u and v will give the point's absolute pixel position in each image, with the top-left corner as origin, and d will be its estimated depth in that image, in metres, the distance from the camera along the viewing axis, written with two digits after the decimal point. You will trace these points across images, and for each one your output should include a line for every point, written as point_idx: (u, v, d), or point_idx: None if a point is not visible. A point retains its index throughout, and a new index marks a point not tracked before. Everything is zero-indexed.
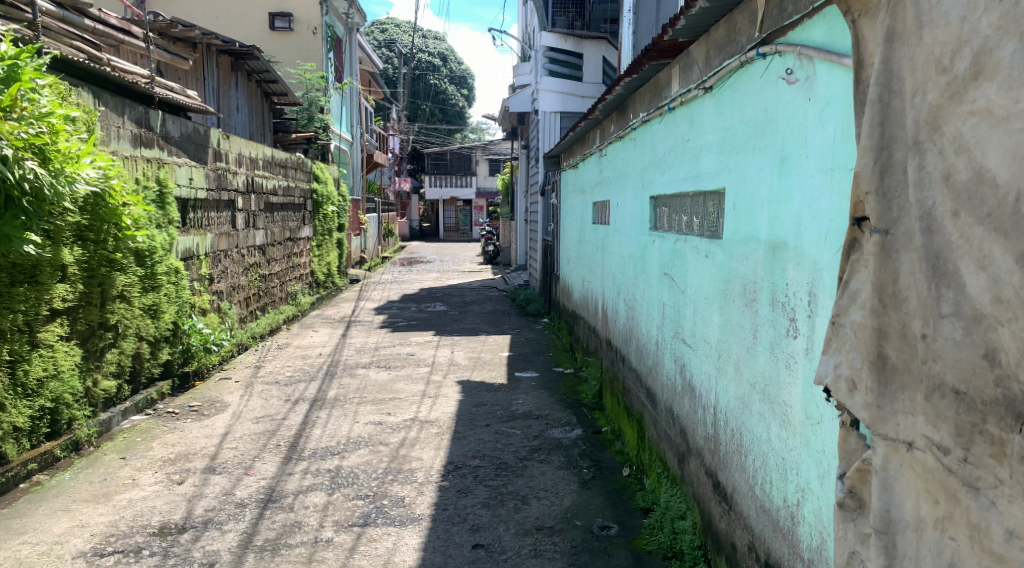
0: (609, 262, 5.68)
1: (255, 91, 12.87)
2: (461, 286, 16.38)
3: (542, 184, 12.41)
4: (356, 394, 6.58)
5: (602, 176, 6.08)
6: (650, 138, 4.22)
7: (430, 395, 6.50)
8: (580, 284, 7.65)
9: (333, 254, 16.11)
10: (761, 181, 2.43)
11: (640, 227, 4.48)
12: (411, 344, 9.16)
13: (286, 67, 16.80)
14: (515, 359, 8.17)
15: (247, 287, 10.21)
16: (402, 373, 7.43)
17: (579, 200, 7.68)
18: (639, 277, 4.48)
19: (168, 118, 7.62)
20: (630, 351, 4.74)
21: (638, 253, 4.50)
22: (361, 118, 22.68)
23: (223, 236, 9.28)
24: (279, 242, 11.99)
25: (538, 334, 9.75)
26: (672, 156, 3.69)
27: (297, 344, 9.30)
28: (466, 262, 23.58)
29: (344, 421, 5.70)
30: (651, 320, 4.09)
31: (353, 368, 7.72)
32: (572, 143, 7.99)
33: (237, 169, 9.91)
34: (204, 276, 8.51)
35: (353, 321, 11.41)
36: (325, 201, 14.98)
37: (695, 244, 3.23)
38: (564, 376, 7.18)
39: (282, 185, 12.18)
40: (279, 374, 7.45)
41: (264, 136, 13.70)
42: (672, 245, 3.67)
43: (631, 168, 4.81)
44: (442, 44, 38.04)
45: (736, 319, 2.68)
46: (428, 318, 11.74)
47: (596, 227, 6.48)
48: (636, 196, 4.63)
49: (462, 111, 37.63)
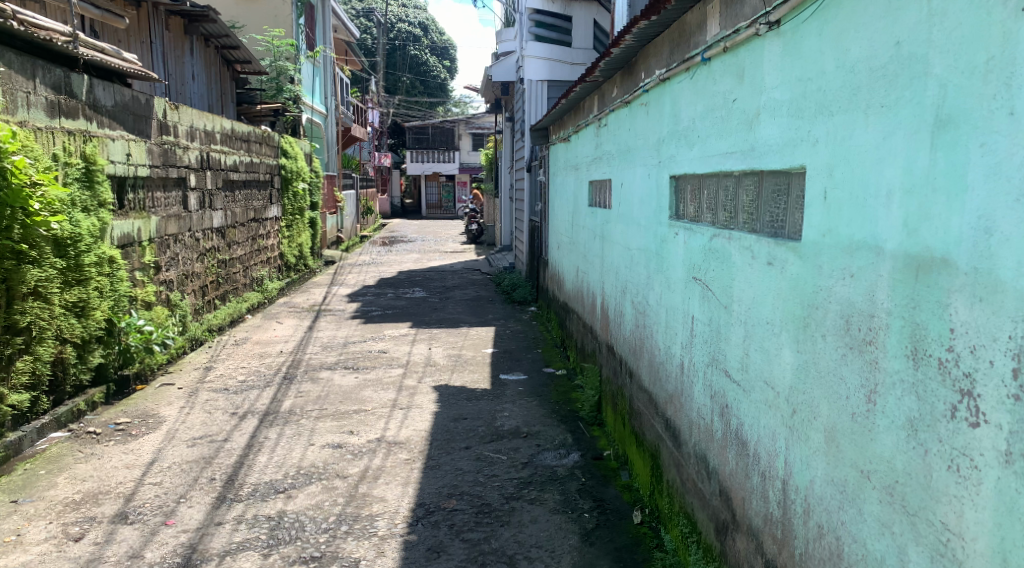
0: (610, 252, 4.81)
1: (213, 58, 11.77)
2: (441, 268, 15.43)
3: (528, 159, 11.48)
4: (315, 405, 5.68)
5: (601, 150, 5.18)
6: (670, 102, 3.33)
7: (402, 406, 5.62)
8: (573, 274, 6.77)
9: (305, 235, 15.10)
10: (884, 158, 1.57)
11: (654, 213, 3.62)
12: (383, 339, 8.25)
13: (252, 33, 15.61)
14: (499, 357, 7.33)
15: (202, 274, 9.25)
16: (371, 377, 6.54)
17: (573, 177, 6.76)
18: (652, 275, 3.62)
19: (97, 84, 6.57)
20: (639, 365, 3.89)
21: (652, 246, 3.64)
22: (335, 90, 21.54)
23: (171, 219, 8.28)
24: (241, 223, 11.01)
25: (524, 326, 8.87)
26: (705, 124, 2.81)
27: (257, 340, 8.35)
28: (448, 241, 22.57)
29: (298, 443, 4.81)
30: (671, 336, 3.24)
31: (315, 370, 6.81)
32: (563, 112, 7.05)
33: (189, 143, 8.87)
34: (147, 265, 7.53)
35: (322, 310, 10.46)
36: (295, 177, 13.94)
37: (744, 247, 2.37)
38: (555, 380, 6.32)
39: (243, 160, 11.17)
40: (230, 380, 6.54)
41: (226, 107, 12.64)
42: (705, 243, 2.80)
43: (641, 139, 3.92)
44: (422, 13, 36.63)
45: (823, 364, 1.83)
46: (404, 306, 10.82)
47: (593, 209, 5.59)
48: (648, 175, 3.75)
49: (444, 84, 36.46)
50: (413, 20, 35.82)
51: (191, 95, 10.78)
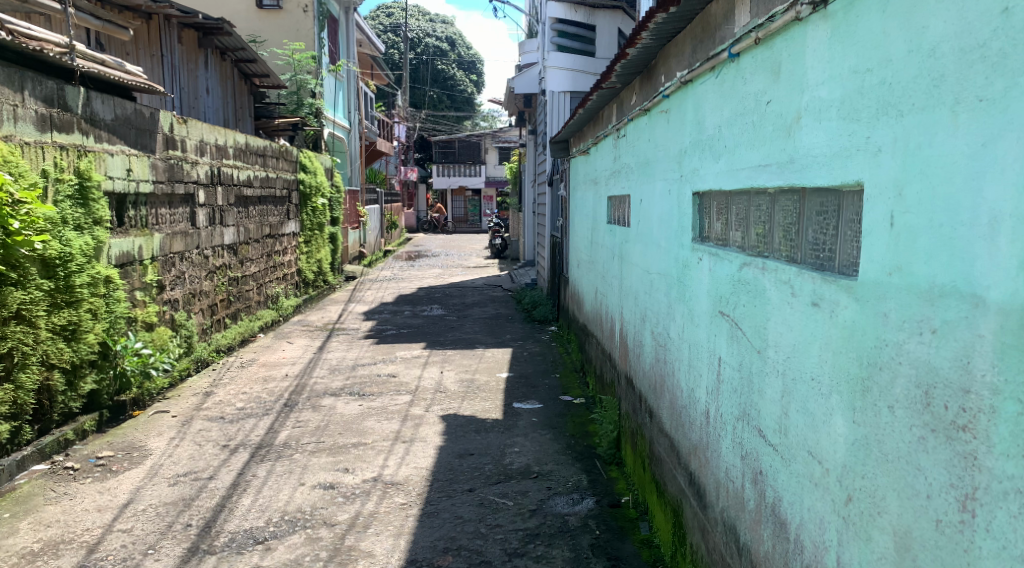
0: (629, 273, 4.36)
1: (229, 72, 11.59)
2: (462, 284, 15.06)
3: (550, 173, 11.06)
4: (313, 437, 5.31)
5: (620, 163, 4.74)
6: (692, 107, 2.89)
7: (405, 439, 5.21)
8: (592, 295, 6.30)
9: (324, 250, 14.86)
10: (985, 170, 1.16)
11: (674, 234, 3.17)
12: (394, 361, 7.87)
13: (273, 47, 15.50)
14: (514, 382, 6.91)
15: (211, 293, 8.99)
16: (376, 405, 6.14)
17: (592, 192, 6.31)
18: (673, 305, 3.18)
19: (96, 97, 6.31)
20: (660, 405, 3.43)
21: (672, 272, 3.20)
22: (359, 104, 21.40)
23: (178, 236, 8.02)
24: (255, 239, 10.77)
25: (543, 348, 8.42)
26: (732, 131, 2.37)
27: (264, 361, 8.03)
28: (472, 256, 22.22)
29: (287, 483, 4.42)
30: (695, 379, 2.79)
31: (318, 397, 6.44)
32: (582, 123, 6.62)
33: (198, 158, 8.63)
34: (149, 284, 7.24)
35: (335, 329, 10.14)
36: (313, 192, 13.70)
37: (781, 280, 1.92)
38: (573, 410, 5.87)
39: (258, 175, 10.94)
40: (228, 406, 6.19)
41: (243, 122, 12.46)
42: (733, 272, 2.36)
43: (662, 150, 3.48)
44: (449, 28, 36.60)
45: (891, 444, 1.38)
46: (420, 325, 10.44)
47: (611, 227, 5.15)
48: (669, 191, 3.31)
49: (470, 98, 36.32)
50: (439, 35, 35.80)
51: (205, 110, 10.59)
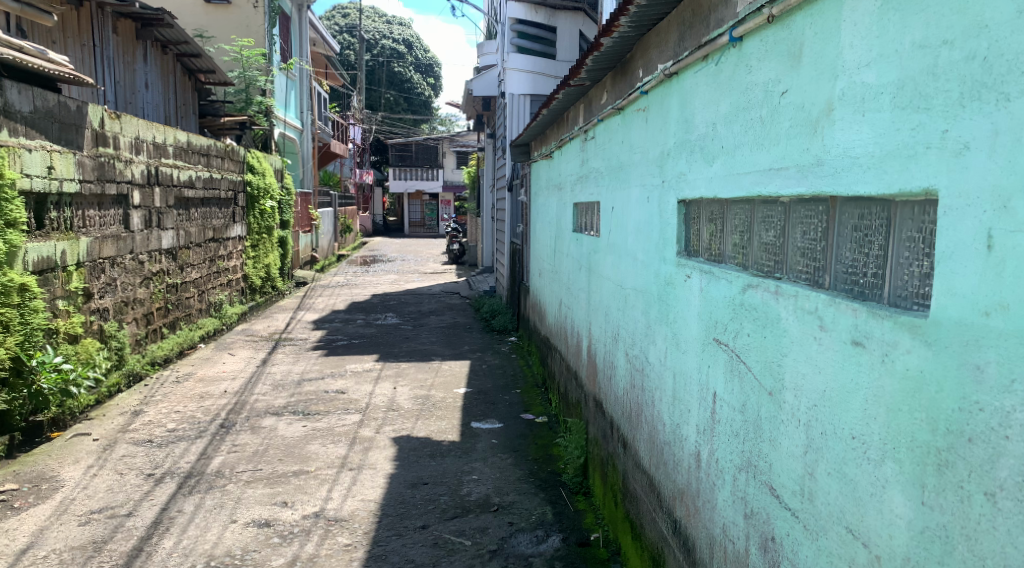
0: (599, 287, 4.01)
1: (172, 67, 10.96)
2: (417, 291, 14.58)
3: (509, 177, 10.71)
4: (249, 464, 4.81)
5: (587, 168, 4.40)
6: (677, 102, 2.55)
7: (352, 466, 4.76)
8: (556, 307, 5.93)
9: (274, 255, 14.24)
10: None
11: (654, 247, 2.83)
12: (343, 376, 7.38)
13: (220, 42, 14.86)
14: (472, 398, 6.51)
15: (147, 301, 8.39)
16: (321, 426, 5.66)
17: (556, 198, 5.94)
18: (651, 326, 2.85)
19: (12, 86, 5.73)
20: (636, 435, 3.09)
21: (650, 289, 2.87)
22: (312, 105, 20.74)
23: (109, 240, 7.42)
24: (196, 243, 10.17)
25: (502, 360, 8.04)
26: (731, 130, 2.06)
27: (201, 376, 7.45)
28: (429, 261, 21.69)
29: (216, 520, 3.93)
30: (680, 413, 2.46)
31: (257, 417, 5.93)
32: (546, 125, 6.25)
33: (133, 156, 8.02)
34: (73, 292, 6.61)
35: (282, 340, 9.60)
36: (262, 194, 13.09)
37: (803, 309, 1.65)
38: (535, 430, 5.50)
39: (201, 175, 10.33)
40: (158, 428, 5.64)
41: (187, 119, 11.81)
42: (732, 295, 2.04)
43: (638, 151, 3.14)
44: (406, 29, 36.06)
45: (996, 533, 1.19)
46: (373, 335, 9.94)
47: (578, 236, 4.80)
48: (646, 198, 2.97)
49: (428, 101, 35.80)
50: (397, 36, 35.24)
51: (144, 105, 9.94)
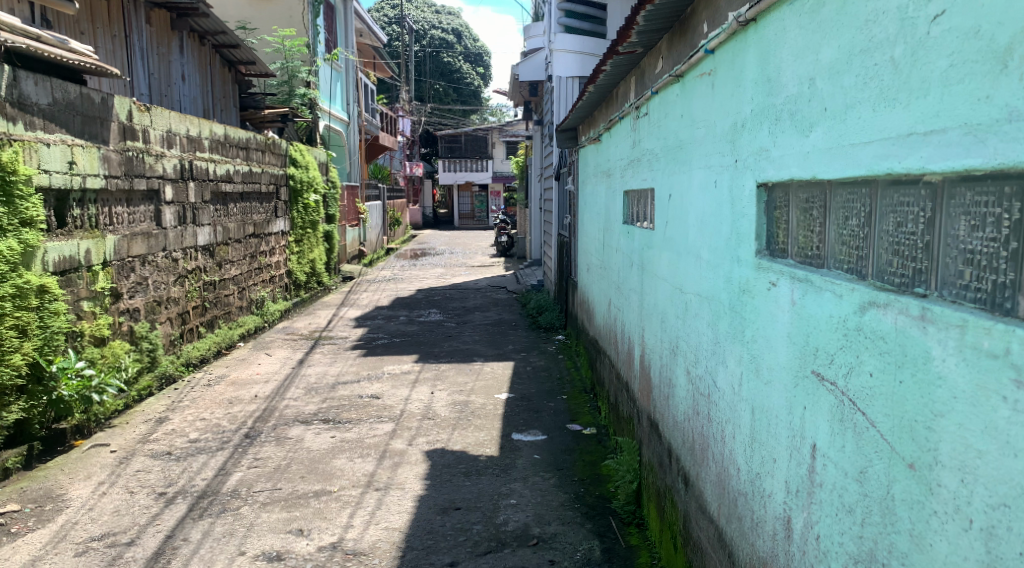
0: (654, 287, 3.44)
1: (210, 59, 10.74)
2: (464, 285, 14.15)
3: (557, 165, 10.16)
4: (269, 482, 4.41)
5: (640, 149, 3.82)
6: (757, 57, 1.98)
7: (378, 486, 4.31)
8: (606, 306, 5.35)
9: (319, 250, 13.99)
10: None
11: (723, 244, 2.27)
12: (380, 378, 6.96)
13: (263, 34, 14.69)
14: (515, 404, 6.01)
15: (182, 299, 8.15)
16: (351, 437, 5.24)
17: (605, 185, 5.36)
18: (720, 341, 2.29)
19: (30, 77, 5.45)
20: (700, 474, 2.54)
21: (719, 296, 2.31)
22: (359, 97, 20.51)
23: (139, 237, 7.16)
24: (235, 239, 9.92)
25: (549, 362, 7.51)
26: (843, 84, 1.49)
27: (234, 379, 7.14)
28: (478, 253, 21.26)
29: (222, 552, 3.52)
30: (762, 462, 1.90)
31: (285, 426, 5.55)
32: (593, 105, 5.66)
33: (164, 149, 7.76)
34: (100, 293, 6.35)
35: (321, 339, 9.28)
36: (305, 187, 12.83)
37: (980, 349, 1.13)
38: (583, 443, 4.97)
39: (240, 169, 10.07)
40: (180, 438, 5.30)
41: (227, 112, 11.59)
42: (843, 316, 1.49)
43: (701, 123, 2.57)
44: (455, 19, 35.66)
45: None
46: (415, 333, 9.52)
47: (629, 227, 4.22)
48: (713, 182, 2.40)
49: (477, 91, 35.36)
50: (445, 27, 34.88)
51: (180, 98, 9.70)
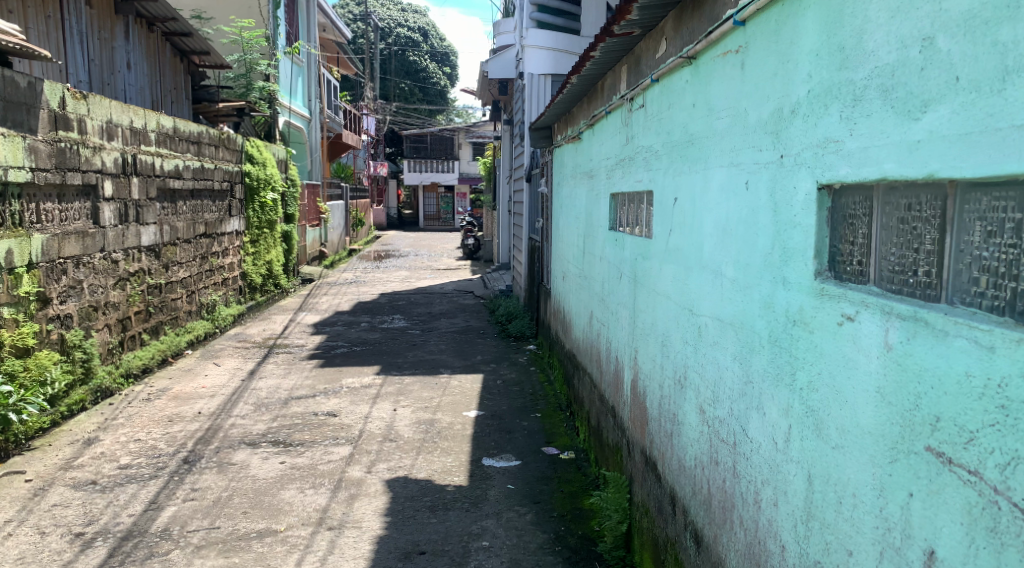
0: (649, 305, 3.04)
1: (159, 46, 10.06)
2: (428, 289, 13.61)
3: (528, 166, 9.72)
4: (206, 518, 3.86)
5: (632, 146, 3.41)
6: (820, 24, 1.60)
7: (332, 524, 3.79)
8: (585, 318, 4.92)
9: (276, 250, 13.33)
10: None
11: (756, 263, 1.88)
12: (338, 393, 6.41)
13: (219, 24, 13.99)
14: (484, 423, 5.53)
15: (122, 304, 7.49)
16: (302, 464, 4.70)
17: (586, 187, 4.93)
18: (750, 380, 1.90)
19: None
20: (716, 538, 2.14)
21: (749, 325, 1.92)
22: (322, 93, 19.80)
23: (72, 237, 6.50)
24: (183, 239, 9.26)
25: (520, 375, 7.04)
26: (998, 39, 1.13)
27: (176, 393, 6.51)
28: (443, 256, 20.70)
29: None
30: (830, 548, 1.51)
31: (229, 449, 4.99)
32: (572, 100, 5.22)
33: (103, 141, 7.11)
34: (23, 297, 5.70)
35: (276, 347, 8.68)
36: (263, 185, 12.18)
37: None
38: (561, 470, 4.53)
39: (191, 164, 9.43)
40: (108, 463, 4.67)
41: (178, 104, 10.90)
42: (995, 378, 1.13)
43: (721, 112, 2.18)
44: (422, 17, 35.02)
45: None
46: (377, 341, 8.96)
47: (616, 235, 3.80)
48: (739, 184, 2.01)
49: (443, 91, 34.78)
50: (412, 25, 34.21)
51: (125, 87, 9.02)
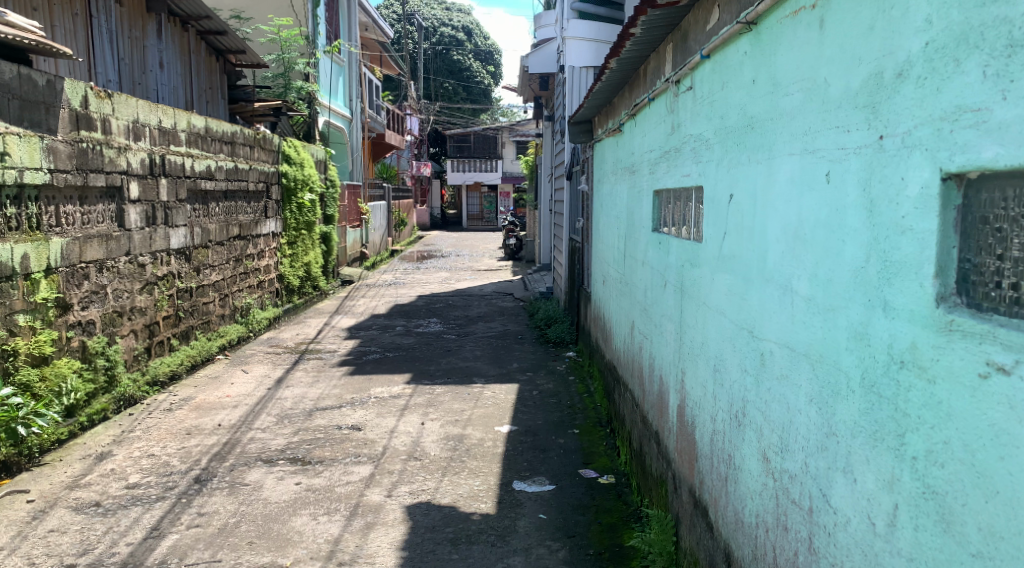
0: (698, 321, 2.59)
1: (194, 45, 9.90)
2: (467, 291, 13.26)
3: (569, 163, 9.27)
4: (207, 549, 3.54)
5: (679, 136, 2.96)
6: None
7: (342, 559, 3.43)
8: (627, 328, 4.46)
9: (315, 252, 13.16)
10: None
11: (846, 279, 1.45)
12: (365, 404, 6.09)
13: (258, 23, 13.87)
14: (517, 440, 5.13)
15: (150, 309, 7.31)
16: (318, 485, 4.37)
17: (628, 184, 4.47)
18: (836, 432, 1.48)
19: None
20: None
21: (835, 359, 1.49)
22: (363, 93, 19.64)
23: (95, 240, 6.32)
24: (216, 241, 9.09)
25: (558, 385, 6.60)
26: None
27: (200, 403, 6.27)
28: (485, 256, 20.38)
29: None
30: None
31: (244, 467, 4.69)
32: (613, 89, 4.75)
33: (130, 142, 6.92)
34: (41, 304, 5.50)
35: (308, 353, 8.43)
36: (300, 186, 11.99)
37: None
38: (598, 498, 4.10)
39: (224, 165, 9.25)
40: (116, 482, 4.40)
41: (214, 104, 10.75)
42: None
43: (791, 87, 1.74)
44: (465, 16, 34.76)
45: None
46: (411, 347, 8.63)
47: (660, 237, 3.38)
48: (818, 177, 1.57)
49: (487, 90, 34.49)
50: (456, 24, 34.00)
51: (158, 86, 8.88)
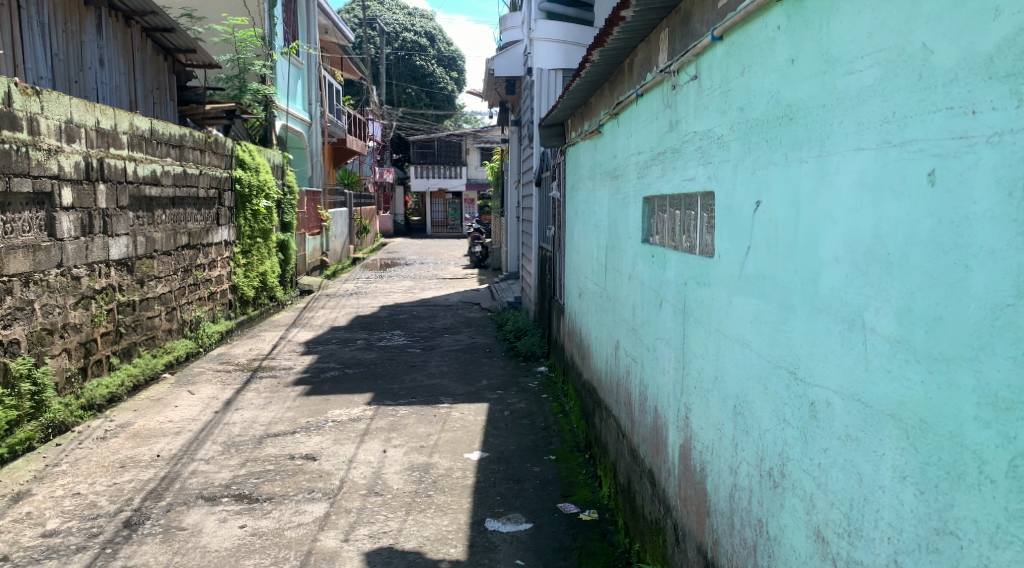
0: (708, 350, 2.23)
1: (138, 42, 9.28)
2: (432, 301, 12.80)
3: (538, 169, 8.88)
4: None
5: (677, 134, 2.60)
6: None
7: None
8: (610, 348, 4.07)
9: (272, 261, 12.56)
10: None
11: (967, 325, 1.21)
12: (321, 429, 5.59)
13: (211, 22, 13.24)
14: (489, 469, 4.69)
15: (85, 325, 6.69)
16: (266, 529, 3.87)
17: (609, 190, 4.09)
18: (957, 532, 1.24)
19: None
20: None
21: (946, 430, 1.25)
22: (323, 96, 18.99)
23: (19, 252, 5.72)
24: (162, 252, 8.48)
25: (531, 404, 6.17)
26: None
27: (137, 430, 5.69)
28: (450, 265, 19.92)
29: None
30: None
31: (182, 508, 4.16)
32: (590, 87, 4.40)
33: (62, 143, 6.32)
34: None
35: (261, 370, 7.87)
36: (255, 193, 11.40)
37: None
38: (581, 539, 3.68)
39: (173, 169, 8.69)
40: (30, 530, 3.85)
41: (162, 105, 10.11)
42: None
43: (855, 66, 1.47)
44: (428, 21, 34.23)
45: None
46: (373, 362, 8.13)
47: (651, 250, 3.03)
48: (914, 182, 1.31)
49: (451, 95, 34.04)
50: (419, 29, 33.50)
51: (98, 85, 8.27)
